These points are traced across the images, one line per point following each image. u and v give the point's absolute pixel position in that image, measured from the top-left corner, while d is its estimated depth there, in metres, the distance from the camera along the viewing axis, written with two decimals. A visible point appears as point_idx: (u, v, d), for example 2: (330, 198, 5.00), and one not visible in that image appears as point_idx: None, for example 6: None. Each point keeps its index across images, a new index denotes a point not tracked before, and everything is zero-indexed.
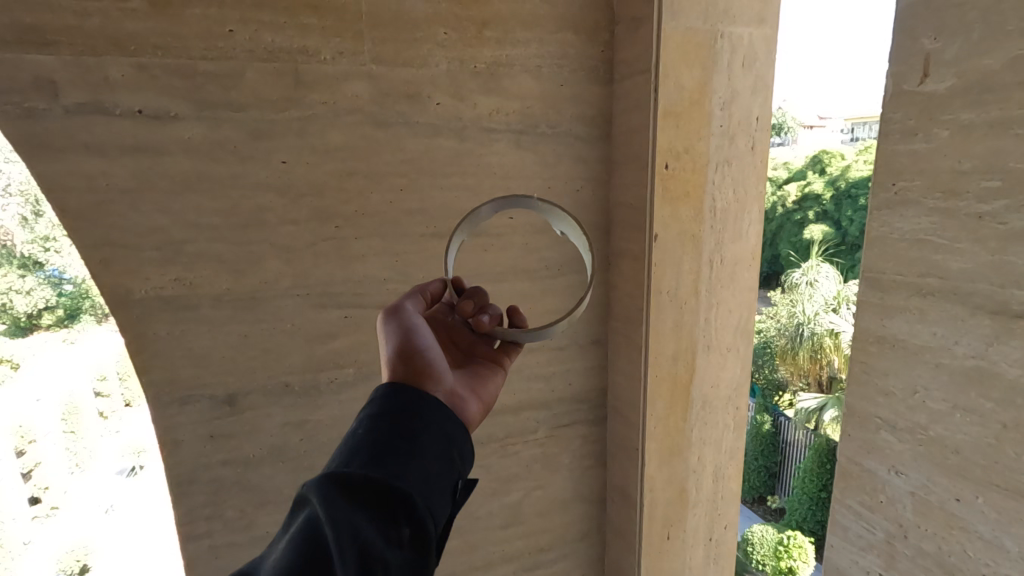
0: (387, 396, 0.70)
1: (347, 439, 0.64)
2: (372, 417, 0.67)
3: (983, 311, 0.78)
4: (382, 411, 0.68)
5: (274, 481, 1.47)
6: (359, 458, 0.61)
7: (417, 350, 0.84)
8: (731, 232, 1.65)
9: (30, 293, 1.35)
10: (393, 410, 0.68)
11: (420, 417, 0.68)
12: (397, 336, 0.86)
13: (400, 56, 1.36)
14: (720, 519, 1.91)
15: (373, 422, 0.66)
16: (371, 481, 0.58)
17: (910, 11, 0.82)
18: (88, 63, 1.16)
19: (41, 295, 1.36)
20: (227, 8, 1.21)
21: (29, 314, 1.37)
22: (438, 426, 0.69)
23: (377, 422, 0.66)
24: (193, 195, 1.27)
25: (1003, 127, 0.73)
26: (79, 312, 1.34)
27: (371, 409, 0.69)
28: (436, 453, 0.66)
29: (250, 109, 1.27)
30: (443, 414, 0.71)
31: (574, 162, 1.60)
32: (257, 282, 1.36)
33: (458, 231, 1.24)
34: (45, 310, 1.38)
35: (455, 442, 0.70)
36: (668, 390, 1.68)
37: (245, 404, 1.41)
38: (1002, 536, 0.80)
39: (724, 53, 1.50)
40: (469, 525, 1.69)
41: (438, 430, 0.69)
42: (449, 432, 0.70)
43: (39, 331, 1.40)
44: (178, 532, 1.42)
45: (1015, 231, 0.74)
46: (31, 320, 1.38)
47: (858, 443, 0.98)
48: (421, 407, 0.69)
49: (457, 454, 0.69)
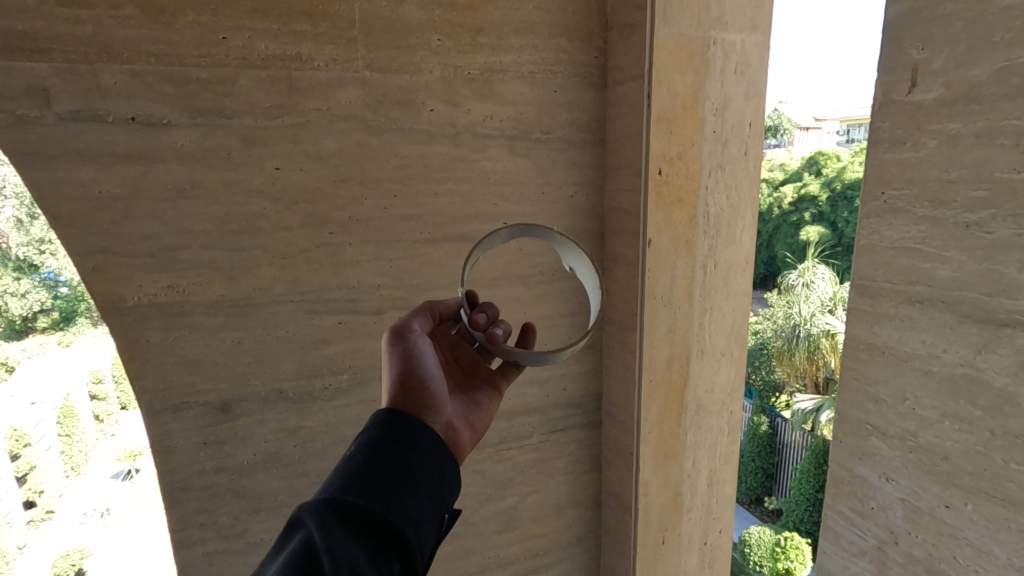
0: (384, 424, 0.71)
1: (342, 463, 0.64)
2: (370, 444, 0.67)
3: (971, 319, 0.79)
4: (380, 438, 0.68)
5: (268, 487, 1.47)
6: (356, 485, 0.61)
7: (419, 376, 0.85)
8: (724, 237, 1.65)
9: (24, 296, 1.48)
10: (391, 438, 0.68)
11: (416, 449, 0.69)
12: (399, 363, 0.87)
13: (394, 63, 1.37)
14: (715, 523, 1.91)
15: (371, 448, 0.66)
16: (368, 512, 0.58)
17: (899, 21, 0.83)
18: (81, 70, 1.15)
19: (35, 298, 1.48)
20: (220, 15, 1.21)
21: (22, 314, 1.54)
22: (432, 459, 0.70)
23: (373, 449, 0.66)
24: (186, 201, 1.27)
25: (989, 137, 0.74)
26: (73, 315, 1.37)
27: (368, 436, 0.69)
28: (430, 485, 0.67)
29: (244, 116, 1.27)
30: (438, 446, 0.72)
31: (568, 167, 1.60)
32: (250, 288, 1.35)
33: (474, 250, 1.09)
34: (41, 312, 1.53)
35: (446, 476, 0.70)
36: (662, 396, 1.69)
37: (239, 411, 1.41)
38: (991, 543, 0.81)
39: (717, 59, 1.51)
40: (464, 530, 1.68)
41: (432, 462, 0.69)
42: (443, 464, 0.71)
43: (34, 328, 1.59)
44: (171, 539, 1.42)
45: (1001, 240, 0.75)
46: (23, 319, 1.56)
47: (850, 449, 0.99)
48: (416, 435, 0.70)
49: (446, 486, 0.70)
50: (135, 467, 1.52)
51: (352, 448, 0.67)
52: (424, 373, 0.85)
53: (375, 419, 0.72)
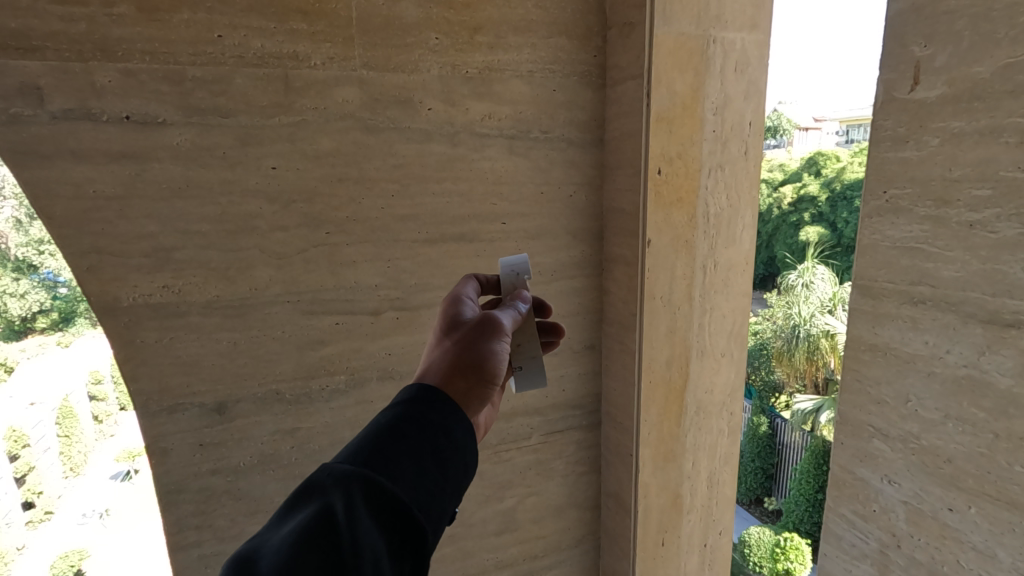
0: (424, 404, 0.65)
1: (374, 434, 0.59)
2: (403, 419, 0.62)
3: (974, 320, 0.78)
4: (414, 415, 0.63)
5: (265, 489, 1.46)
6: (384, 465, 0.56)
7: (489, 373, 0.78)
8: (724, 237, 1.64)
9: (24, 296, 1.31)
10: (427, 421, 0.63)
11: (450, 439, 0.63)
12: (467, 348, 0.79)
13: (392, 61, 1.36)
14: (715, 524, 1.90)
15: (405, 427, 0.61)
16: (394, 501, 0.53)
17: (901, 18, 0.82)
18: (75, 68, 1.14)
19: (35, 299, 1.31)
20: (215, 13, 1.20)
21: (24, 317, 1.33)
22: (465, 456, 0.63)
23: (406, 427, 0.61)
24: (182, 201, 1.26)
25: (992, 135, 0.73)
26: (75, 316, 1.30)
27: (402, 410, 0.64)
28: (458, 483, 0.60)
29: (240, 115, 1.26)
30: (470, 443, 0.65)
31: (567, 167, 1.59)
32: (246, 289, 1.34)
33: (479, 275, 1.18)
34: (42, 312, 1.31)
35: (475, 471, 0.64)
36: (662, 397, 1.68)
37: (235, 412, 1.39)
38: (995, 547, 0.80)
39: (716, 58, 1.50)
40: (463, 532, 1.67)
41: (463, 459, 0.63)
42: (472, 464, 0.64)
43: (34, 335, 1.34)
44: (167, 541, 1.40)
45: (1005, 240, 0.73)
46: (25, 323, 1.33)
47: (851, 451, 0.98)
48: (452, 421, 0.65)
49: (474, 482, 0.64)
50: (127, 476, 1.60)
51: (386, 419, 0.62)
52: (495, 370, 0.79)
53: (413, 395, 0.67)
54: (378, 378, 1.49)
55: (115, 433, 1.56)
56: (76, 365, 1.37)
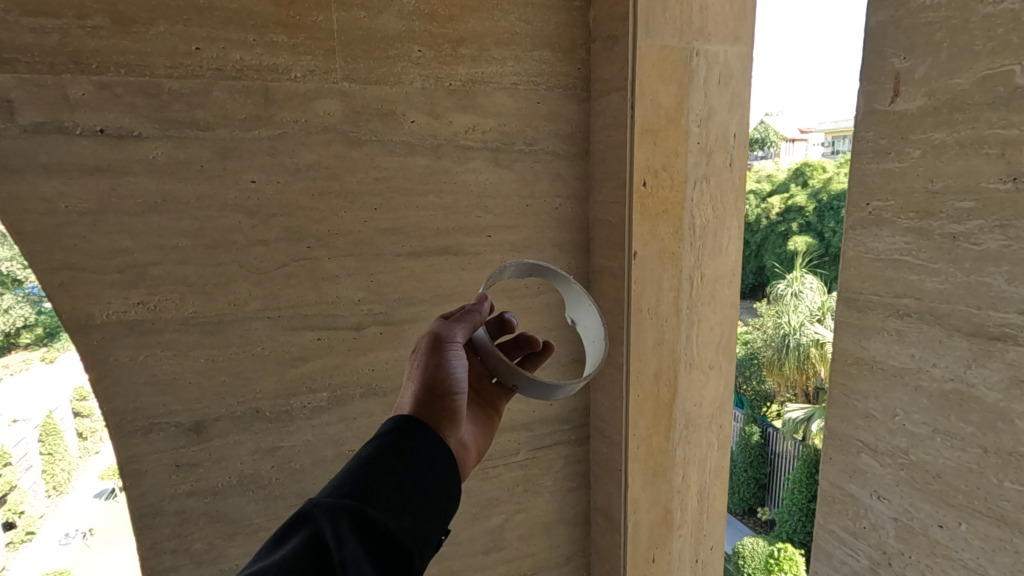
0: (406, 432, 0.68)
1: (360, 464, 0.62)
2: (385, 452, 0.64)
3: (961, 333, 0.77)
4: (390, 437, 0.66)
5: (243, 511, 1.41)
6: (368, 494, 0.59)
7: (447, 390, 0.79)
8: (710, 248, 1.63)
9: (7, 311, 1.19)
10: (409, 450, 0.65)
11: (432, 468, 0.66)
12: (433, 369, 0.80)
13: (373, 74, 1.34)
14: (707, 540, 1.87)
15: (386, 457, 0.64)
16: (379, 529, 0.57)
17: (879, 30, 0.82)
18: (47, 81, 1.12)
19: (20, 313, 1.20)
20: (193, 25, 1.18)
21: (6, 333, 1.21)
22: (448, 481, 0.67)
23: (379, 447, 0.65)
24: (158, 216, 1.23)
25: (973, 147, 0.73)
26: (59, 331, 1.21)
27: (387, 441, 0.66)
28: (438, 509, 0.64)
29: (218, 127, 1.24)
30: (452, 471, 0.69)
31: (552, 179, 1.58)
32: (226, 304, 1.31)
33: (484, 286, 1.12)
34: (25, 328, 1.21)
35: (443, 474, 0.67)
36: (651, 410, 1.66)
37: (213, 432, 1.36)
38: (986, 564, 0.78)
39: (701, 70, 1.50)
40: (449, 551, 1.63)
41: (445, 483, 0.67)
42: (454, 489, 0.68)
43: (18, 351, 1.22)
44: (142, 566, 1.36)
45: (989, 251, 0.73)
46: (9, 339, 1.21)
47: (840, 467, 0.96)
48: (420, 438, 0.68)
49: (444, 487, 0.66)
50: (113, 496, 1.31)
51: (368, 448, 0.64)
52: (455, 391, 0.79)
53: (397, 431, 0.67)
54: (361, 395, 1.46)
55: (98, 450, 1.28)
56: (58, 383, 1.24)
